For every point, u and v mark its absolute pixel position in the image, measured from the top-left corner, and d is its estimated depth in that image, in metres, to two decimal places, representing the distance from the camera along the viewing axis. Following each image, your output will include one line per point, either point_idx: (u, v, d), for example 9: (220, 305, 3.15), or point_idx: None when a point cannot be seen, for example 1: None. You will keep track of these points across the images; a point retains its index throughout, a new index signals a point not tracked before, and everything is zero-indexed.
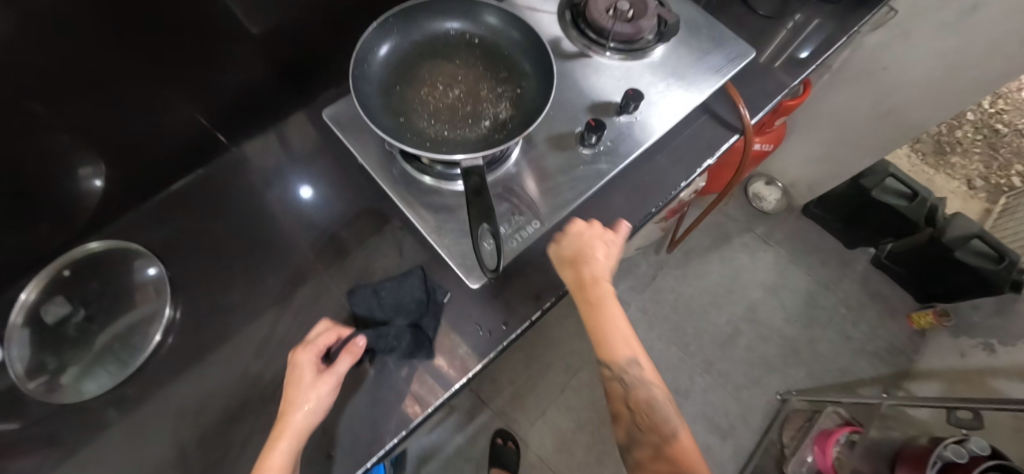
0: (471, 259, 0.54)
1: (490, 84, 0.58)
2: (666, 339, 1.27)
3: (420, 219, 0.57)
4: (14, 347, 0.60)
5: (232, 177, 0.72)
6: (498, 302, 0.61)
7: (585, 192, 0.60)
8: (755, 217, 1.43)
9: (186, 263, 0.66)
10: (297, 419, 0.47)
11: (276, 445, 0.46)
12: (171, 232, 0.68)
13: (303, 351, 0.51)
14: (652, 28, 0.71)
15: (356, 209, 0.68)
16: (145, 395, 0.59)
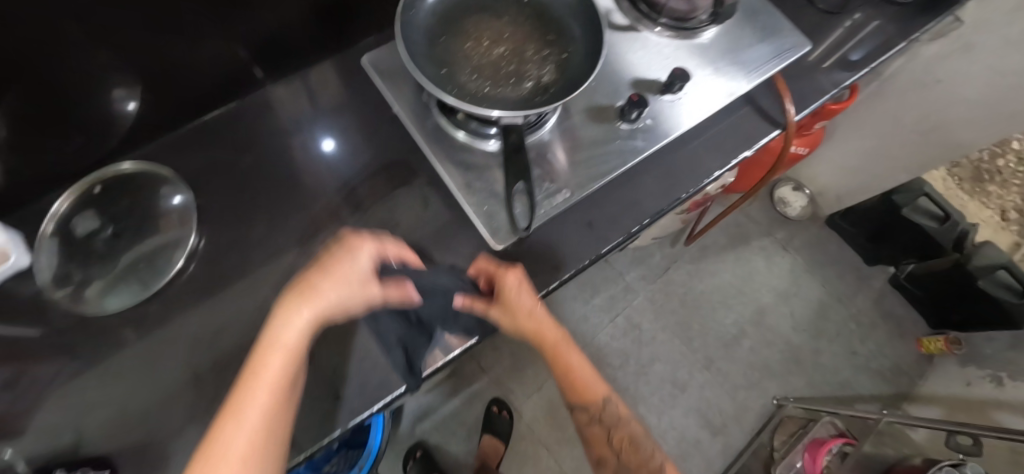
0: (497, 220, 0.54)
1: (537, 45, 0.56)
2: (670, 332, 1.27)
3: (450, 175, 0.56)
4: (43, 254, 0.61)
5: (267, 117, 0.72)
6: None
7: (618, 168, 0.59)
8: (777, 222, 1.40)
9: (214, 194, 0.67)
10: (323, 299, 0.44)
11: (293, 310, 0.43)
12: (201, 161, 0.68)
13: (357, 238, 0.48)
14: (707, 8, 0.68)
15: (384, 160, 0.68)
16: (165, 316, 0.61)
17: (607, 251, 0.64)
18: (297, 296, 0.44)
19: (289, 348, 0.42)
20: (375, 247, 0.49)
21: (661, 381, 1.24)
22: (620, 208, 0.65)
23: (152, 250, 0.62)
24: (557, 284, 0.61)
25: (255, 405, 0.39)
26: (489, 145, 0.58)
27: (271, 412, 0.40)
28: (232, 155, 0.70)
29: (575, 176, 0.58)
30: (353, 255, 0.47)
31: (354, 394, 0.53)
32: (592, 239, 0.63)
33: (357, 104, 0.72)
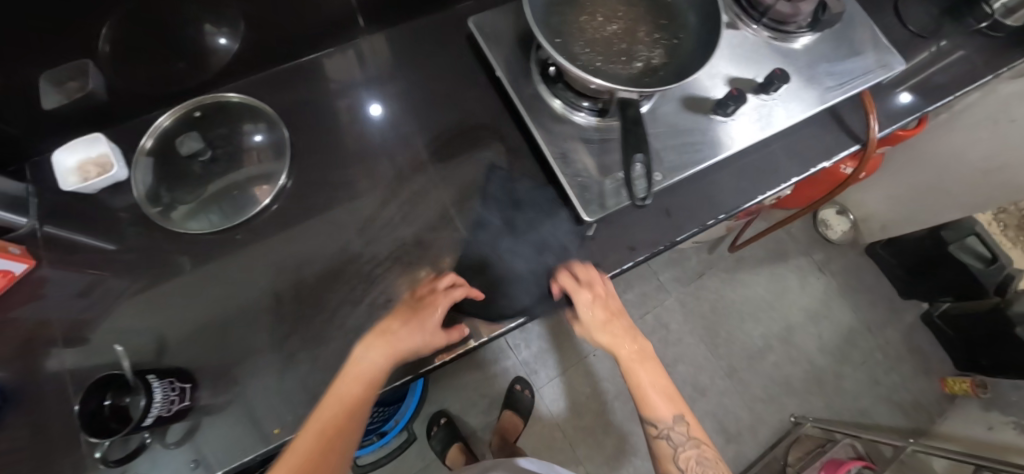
0: (589, 193, 0.55)
1: (649, 28, 0.56)
2: (697, 336, 1.29)
3: (546, 143, 0.57)
4: (140, 170, 0.63)
5: (356, 67, 0.73)
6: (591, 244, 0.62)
7: (708, 159, 0.59)
8: (816, 243, 1.40)
9: (303, 135, 0.69)
10: (369, 369, 0.51)
11: (375, 353, 0.52)
12: (293, 103, 0.70)
13: (439, 297, 0.55)
14: (809, 14, 0.67)
15: (469, 124, 0.69)
16: (249, 244, 0.64)
17: (681, 239, 0.64)
18: (362, 389, 0.51)
19: (371, 379, 0.51)
20: (439, 306, 0.54)
21: (682, 383, 1.25)
22: (696, 201, 0.66)
23: (236, 183, 0.64)
24: (626, 266, 0.62)
25: (362, 409, 0.51)
26: (587, 119, 0.59)
27: (335, 440, 0.49)
28: (319, 100, 0.71)
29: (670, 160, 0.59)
30: (431, 317, 0.54)
31: None
32: (667, 226, 0.64)
33: (444, 63, 0.72)
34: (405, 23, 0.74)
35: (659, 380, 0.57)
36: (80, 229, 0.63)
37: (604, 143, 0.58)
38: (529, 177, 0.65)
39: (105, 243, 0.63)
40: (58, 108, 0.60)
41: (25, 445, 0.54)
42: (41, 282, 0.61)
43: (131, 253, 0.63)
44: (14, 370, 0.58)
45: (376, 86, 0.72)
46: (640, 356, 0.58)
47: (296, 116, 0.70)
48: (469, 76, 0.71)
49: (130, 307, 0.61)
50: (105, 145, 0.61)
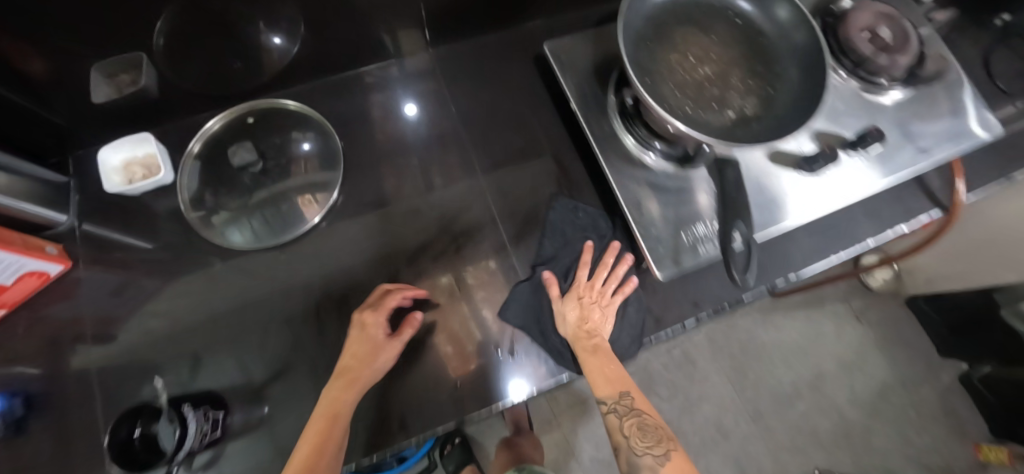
0: (663, 248, 0.52)
1: (743, 74, 0.52)
2: (725, 375, 1.24)
3: (620, 187, 0.54)
4: (186, 173, 0.60)
5: (417, 83, 0.70)
6: (652, 297, 0.59)
7: (789, 219, 0.55)
8: (855, 289, 1.34)
9: (359, 152, 0.66)
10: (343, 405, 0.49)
11: (341, 392, 0.50)
12: (351, 116, 0.68)
13: (372, 313, 0.54)
14: (906, 67, 0.62)
15: (531, 155, 0.66)
16: (294, 262, 0.61)
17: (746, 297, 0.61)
18: (325, 421, 0.48)
19: (337, 414, 0.48)
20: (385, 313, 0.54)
21: (705, 423, 1.21)
22: (763, 258, 0.62)
23: (280, 195, 0.61)
24: (686, 323, 0.59)
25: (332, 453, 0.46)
26: (661, 164, 0.55)
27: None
28: (377, 117, 0.69)
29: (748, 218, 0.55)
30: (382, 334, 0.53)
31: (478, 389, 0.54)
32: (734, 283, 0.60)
33: (507, 88, 0.69)
34: (472, 42, 0.71)
35: (608, 374, 0.52)
36: (120, 231, 0.61)
37: (683, 192, 0.54)
38: (591, 218, 0.61)
39: (143, 246, 0.61)
40: (107, 103, 0.57)
41: (48, 457, 0.52)
42: (75, 283, 0.59)
43: (171, 261, 0.61)
44: (41, 375, 0.55)
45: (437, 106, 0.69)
46: (590, 359, 0.53)
47: (352, 131, 0.67)
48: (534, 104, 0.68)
49: (162, 318, 0.58)
50: (154, 146, 0.58)
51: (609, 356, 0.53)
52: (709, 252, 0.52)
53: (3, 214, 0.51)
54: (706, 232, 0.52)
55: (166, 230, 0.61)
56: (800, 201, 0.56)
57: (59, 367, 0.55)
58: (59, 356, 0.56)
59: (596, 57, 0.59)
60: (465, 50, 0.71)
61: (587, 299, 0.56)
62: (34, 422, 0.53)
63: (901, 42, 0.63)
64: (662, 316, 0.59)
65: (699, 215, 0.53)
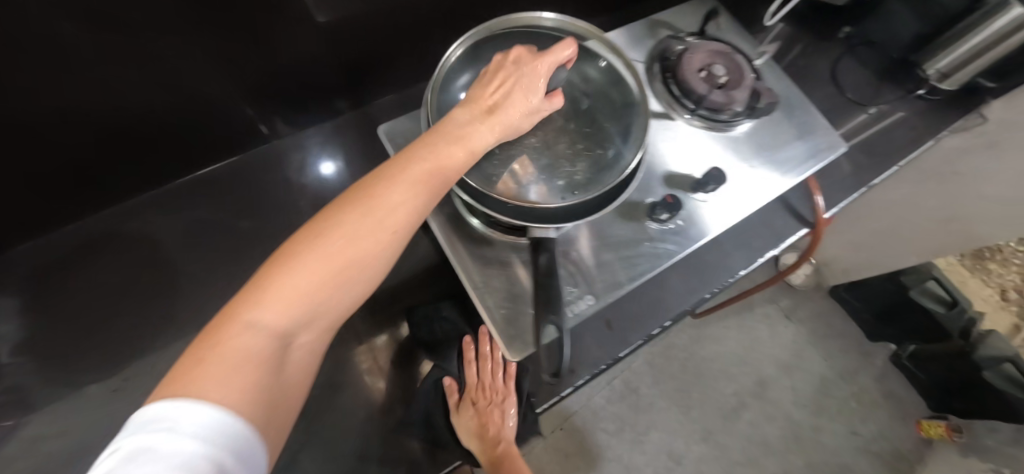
0: (514, 328, 0.50)
1: (570, 139, 0.52)
2: (669, 398, 1.23)
3: (465, 270, 0.51)
4: None
5: (279, 185, 0.76)
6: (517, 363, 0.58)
7: (645, 273, 0.55)
8: (781, 289, 1.37)
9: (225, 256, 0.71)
10: (350, 241, 0.33)
11: (346, 218, 0.33)
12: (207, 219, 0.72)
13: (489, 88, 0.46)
14: (744, 100, 0.64)
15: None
16: None
17: (625, 354, 0.60)
18: (421, 182, 0.37)
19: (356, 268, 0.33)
20: (547, 64, 0.48)
21: (656, 451, 1.18)
22: (635, 311, 0.61)
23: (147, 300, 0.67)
24: (557, 397, 0.62)
25: (420, 193, 0.37)
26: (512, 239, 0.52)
27: (311, 289, 0.31)
28: (242, 223, 0.73)
29: (607, 284, 0.54)
30: (506, 92, 0.46)
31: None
32: (607, 342, 0.59)
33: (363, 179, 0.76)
34: (324, 141, 0.79)
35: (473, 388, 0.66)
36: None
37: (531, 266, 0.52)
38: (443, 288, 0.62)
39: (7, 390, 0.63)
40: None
41: None
42: None
43: (36, 400, 0.63)
44: None
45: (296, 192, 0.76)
46: (484, 444, 0.64)
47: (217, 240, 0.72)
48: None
49: None
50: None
51: (493, 420, 0.64)
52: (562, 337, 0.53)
53: None
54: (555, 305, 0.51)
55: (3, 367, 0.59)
56: (650, 254, 0.56)
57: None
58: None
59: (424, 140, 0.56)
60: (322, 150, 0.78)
61: (483, 406, 0.65)
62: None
63: (731, 77, 0.65)
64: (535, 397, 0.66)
65: None
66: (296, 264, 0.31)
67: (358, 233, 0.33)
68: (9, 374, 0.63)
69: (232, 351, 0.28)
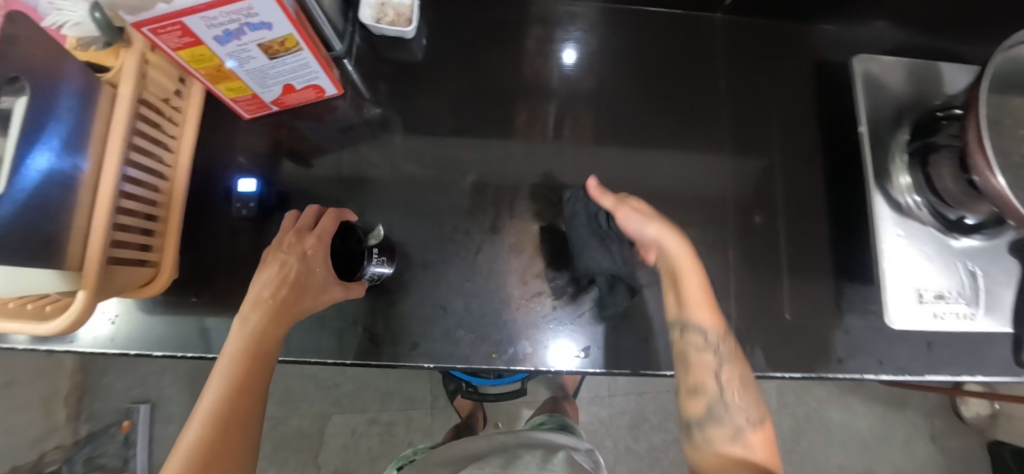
0: (900, 293, 0.52)
1: None
2: (785, 430, 1.19)
3: (875, 206, 0.54)
4: (386, 12, 0.59)
5: (569, 54, 0.66)
6: (826, 337, 0.57)
7: (971, 325, 0.51)
8: (947, 423, 1.21)
9: (623, 70, 0.66)
10: (244, 308, 0.49)
11: (254, 318, 0.48)
12: (629, 37, 0.67)
13: (293, 237, 0.52)
14: None
15: (690, 167, 0.63)
16: (529, 159, 0.62)
17: (923, 374, 0.57)
18: (268, 307, 0.49)
19: (258, 353, 0.47)
20: (305, 222, 0.53)
21: None
22: (846, 334, 0.57)
23: (524, 73, 0.65)
24: (874, 367, 0.57)
25: (252, 314, 0.48)
26: (904, 207, 0.54)
27: (244, 357, 0.46)
28: (656, 50, 0.66)
29: (886, 298, 0.52)
30: (297, 230, 0.52)
31: (653, 352, 0.56)
32: (810, 352, 0.57)
33: (678, 85, 0.65)
34: (680, 12, 0.67)
35: (301, 255, 0.51)
36: (367, 81, 0.63)
37: (913, 245, 0.53)
38: (790, 239, 0.60)
39: (321, 150, 0.61)
40: None
41: (256, 249, 0.58)
42: (329, 109, 0.62)
43: (422, 89, 0.64)
44: (272, 179, 0.60)
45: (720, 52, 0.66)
46: (265, 307, 0.49)
47: (530, 65, 0.65)
48: (729, 92, 0.65)
49: (388, 158, 0.62)
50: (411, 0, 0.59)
51: (299, 279, 0.50)
52: (939, 317, 0.51)
53: (309, 20, 0.52)
54: (930, 297, 0.52)
55: (420, 79, 0.64)
56: (979, 299, 0.52)
57: (309, 191, 0.60)
58: (307, 184, 0.60)
59: (900, 103, 0.57)
60: (647, 24, 0.67)
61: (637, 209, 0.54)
62: (278, 223, 0.58)
63: None
64: (827, 329, 0.58)
65: (899, 273, 0.52)
66: (238, 326, 0.48)
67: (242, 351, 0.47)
68: (406, 70, 0.64)
69: (219, 446, 0.43)
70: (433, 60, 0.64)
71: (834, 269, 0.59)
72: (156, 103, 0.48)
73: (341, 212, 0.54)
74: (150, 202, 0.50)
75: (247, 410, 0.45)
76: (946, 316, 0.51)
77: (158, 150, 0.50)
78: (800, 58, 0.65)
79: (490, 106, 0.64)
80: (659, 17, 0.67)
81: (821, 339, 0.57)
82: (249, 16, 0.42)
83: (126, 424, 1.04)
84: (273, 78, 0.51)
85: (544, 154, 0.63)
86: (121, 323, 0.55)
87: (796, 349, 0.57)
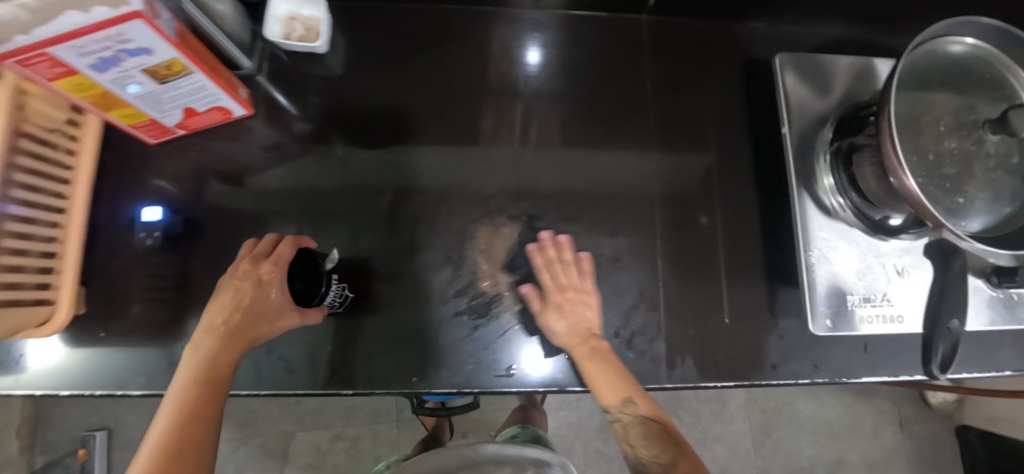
0: (824, 297, 0.51)
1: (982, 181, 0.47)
2: (754, 424, 1.19)
3: (800, 208, 0.53)
4: (296, 27, 0.57)
5: (495, 61, 0.64)
6: (759, 343, 0.56)
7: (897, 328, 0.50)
8: (916, 410, 1.21)
9: (551, 76, 0.64)
10: (198, 335, 0.48)
11: (207, 344, 0.47)
12: (557, 41, 0.65)
13: (249, 262, 0.50)
14: None
15: (621, 173, 0.61)
16: (455, 172, 0.61)
17: (858, 376, 0.56)
18: (222, 333, 0.47)
19: (207, 378, 0.45)
20: (264, 249, 0.51)
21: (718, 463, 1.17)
22: (780, 339, 0.56)
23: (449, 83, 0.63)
24: (808, 371, 0.56)
25: (205, 341, 0.47)
26: (830, 210, 0.53)
27: (195, 383, 0.45)
28: (585, 54, 0.65)
29: (811, 304, 0.50)
30: (256, 257, 0.51)
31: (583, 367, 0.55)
32: (744, 359, 0.56)
33: (608, 89, 0.64)
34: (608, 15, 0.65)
35: (255, 283, 0.49)
36: (284, 99, 0.61)
37: (838, 248, 0.52)
38: (723, 244, 0.59)
39: (236, 172, 0.59)
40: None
41: (170, 279, 0.56)
42: (245, 130, 0.60)
43: (342, 104, 0.62)
44: (186, 205, 0.57)
45: (651, 54, 0.65)
46: (217, 332, 0.47)
47: (455, 75, 0.63)
48: (659, 95, 0.64)
49: (308, 177, 0.60)
50: (322, 13, 0.57)
51: (255, 305, 0.48)
52: (865, 321, 0.50)
53: (206, 42, 0.50)
54: (855, 301, 0.51)
55: (340, 94, 0.62)
56: (905, 302, 0.51)
57: (225, 216, 0.58)
58: (222, 208, 0.58)
59: (826, 102, 0.55)
60: (574, 27, 0.65)
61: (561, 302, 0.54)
62: (194, 252, 0.56)
63: None
64: (761, 335, 0.57)
65: (824, 277, 0.51)
66: (192, 351, 0.47)
67: (193, 377, 0.45)
68: (325, 85, 0.62)
69: None
70: (353, 73, 0.62)
71: (766, 273, 0.58)
72: (42, 135, 0.46)
73: (302, 239, 0.53)
74: (44, 238, 0.48)
75: (198, 428, 0.42)
76: (873, 320, 0.51)
77: (49, 183, 0.48)
78: (731, 57, 0.64)
79: (414, 118, 0.62)
80: (588, 19, 0.65)
81: (754, 346, 0.56)
82: (123, 43, 0.40)
83: (82, 453, 1.02)
84: (168, 102, 0.49)
85: (471, 165, 0.61)
86: (30, 361, 0.52)
87: (730, 357, 0.56)
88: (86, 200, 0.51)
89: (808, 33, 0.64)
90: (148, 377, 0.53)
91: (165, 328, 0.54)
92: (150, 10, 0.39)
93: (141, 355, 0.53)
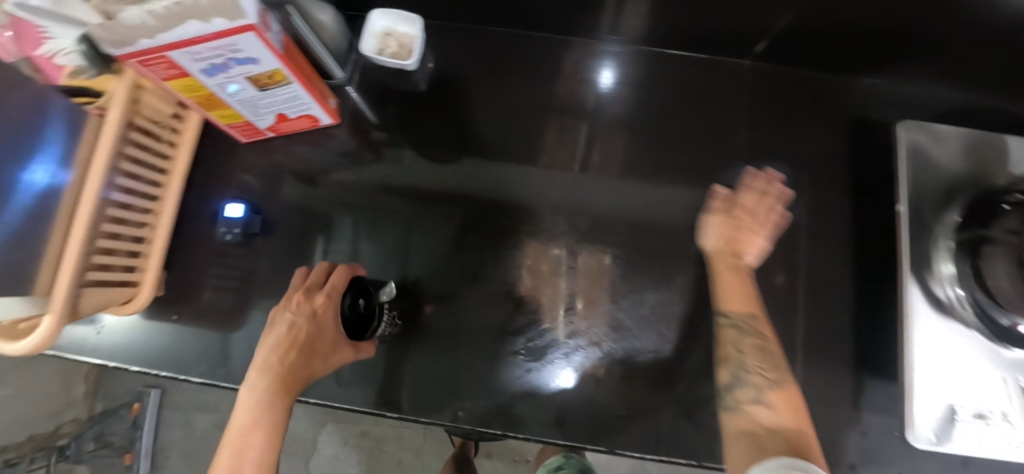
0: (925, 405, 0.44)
1: None
2: None
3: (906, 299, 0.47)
4: (390, 43, 0.57)
5: (580, 92, 0.62)
6: (838, 437, 0.50)
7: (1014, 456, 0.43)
8: None
9: (638, 113, 0.61)
10: (249, 378, 0.44)
11: (256, 386, 0.44)
12: (648, 77, 0.62)
13: (304, 294, 0.48)
14: None
15: (702, 225, 0.57)
16: (525, 203, 0.59)
17: None
18: (272, 371, 0.44)
19: (261, 424, 0.42)
20: (316, 280, 0.50)
21: None
22: (863, 437, 0.50)
23: (529, 111, 0.62)
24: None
25: (253, 382, 0.44)
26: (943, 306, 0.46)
27: (251, 428, 0.42)
28: (676, 94, 0.61)
29: (909, 409, 0.44)
30: (309, 292, 0.48)
31: None
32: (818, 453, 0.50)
33: (697, 134, 0.60)
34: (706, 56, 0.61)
35: (303, 323, 0.46)
36: (367, 109, 0.62)
37: (948, 350, 0.46)
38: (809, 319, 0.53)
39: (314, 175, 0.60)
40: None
41: (240, 273, 0.57)
42: (327, 136, 0.61)
43: (422, 120, 0.62)
44: (263, 203, 0.59)
45: (749, 102, 0.60)
46: (270, 372, 0.44)
47: (538, 103, 0.62)
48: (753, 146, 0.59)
49: (380, 189, 0.60)
50: (417, 31, 0.57)
51: (304, 341, 0.46)
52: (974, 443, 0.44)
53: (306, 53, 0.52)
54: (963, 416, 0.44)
55: (421, 111, 0.62)
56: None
57: (297, 218, 0.59)
58: (296, 209, 0.59)
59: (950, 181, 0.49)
60: (667, 64, 0.62)
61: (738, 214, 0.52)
62: (265, 249, 0.58)
63: None
64: (841, 428, 0.50)
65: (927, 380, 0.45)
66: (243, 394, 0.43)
67: (248, 422, 0.42)
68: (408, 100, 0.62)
69: None
70: (436, 91, 0.62)
71: (855, 359, 0.52)
72: (150, 128, 0.49)
73: (353, 267, 0.51)
74: (137, 224, 0.50)
75: None
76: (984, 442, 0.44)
77: (149, 172, 0.51)
78: (839, 115, 0.58)
79: (490, 142, 0.61)
80: (683, 58, 0.62)
81: (833, 440, 0.50)
82: (234, 52, 0.42)
83: (137, 406, 1.09)
84: (264, 107, 0.51)
85: (543, 196, 0.59)
86: (108, 331, 0.55)
87: None
88: (174, 194, 0.54)
89: (935, 97, 0.57)
90: (207, 365, 0.54)
91: (228, 319, 0.56)
92: (263, 24, 0.40)
93: (203, 342, 0.55)
